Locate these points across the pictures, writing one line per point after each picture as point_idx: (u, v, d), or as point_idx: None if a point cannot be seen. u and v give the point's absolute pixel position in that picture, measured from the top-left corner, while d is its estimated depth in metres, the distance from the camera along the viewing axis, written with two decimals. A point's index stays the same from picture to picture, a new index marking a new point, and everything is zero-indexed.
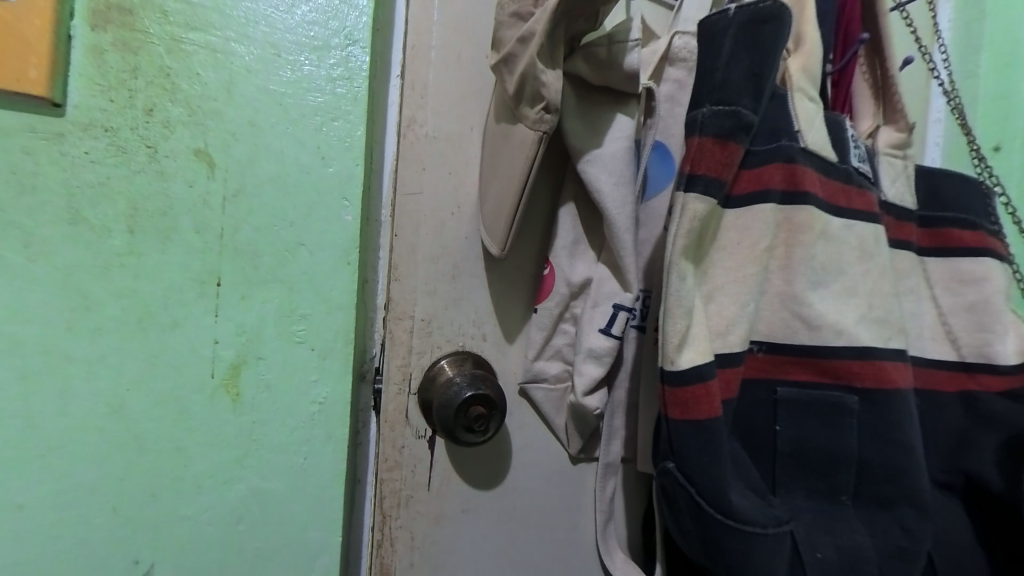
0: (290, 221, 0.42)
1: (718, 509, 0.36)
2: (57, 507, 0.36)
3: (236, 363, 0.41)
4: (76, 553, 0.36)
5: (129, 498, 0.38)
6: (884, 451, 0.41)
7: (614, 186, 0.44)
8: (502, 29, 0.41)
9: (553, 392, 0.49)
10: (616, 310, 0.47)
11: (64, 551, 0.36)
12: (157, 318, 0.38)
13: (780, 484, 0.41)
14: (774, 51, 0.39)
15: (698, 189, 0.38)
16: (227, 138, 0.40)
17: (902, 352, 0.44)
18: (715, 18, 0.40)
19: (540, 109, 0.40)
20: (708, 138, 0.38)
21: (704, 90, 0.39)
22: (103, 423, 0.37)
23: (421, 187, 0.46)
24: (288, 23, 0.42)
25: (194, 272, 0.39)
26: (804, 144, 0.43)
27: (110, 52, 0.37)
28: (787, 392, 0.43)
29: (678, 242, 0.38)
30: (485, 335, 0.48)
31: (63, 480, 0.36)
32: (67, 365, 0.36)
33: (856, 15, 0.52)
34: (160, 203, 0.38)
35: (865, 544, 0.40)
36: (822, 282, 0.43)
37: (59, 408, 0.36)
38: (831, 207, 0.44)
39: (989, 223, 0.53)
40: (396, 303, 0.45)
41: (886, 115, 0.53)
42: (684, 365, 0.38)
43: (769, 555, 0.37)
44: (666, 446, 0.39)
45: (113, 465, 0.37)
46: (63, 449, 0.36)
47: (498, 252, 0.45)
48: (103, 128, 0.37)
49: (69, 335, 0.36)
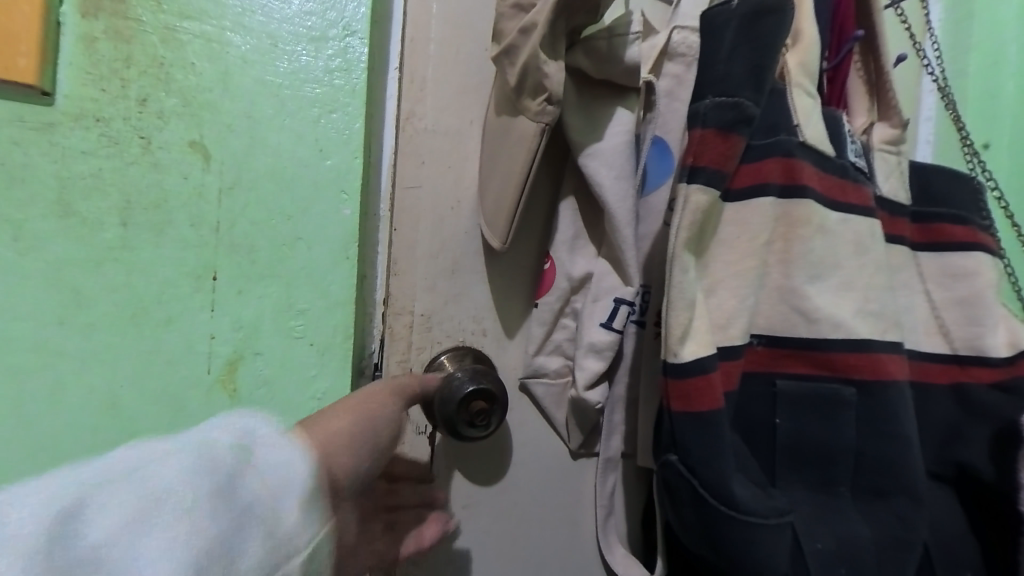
0: (287, 215, 0.42)
1: (721, 501, 0.37)
2: None
3: (233, 359, 0.41)
4: None
5: None
6: (877, 442, 0.42)
7: (614, 180, 0.45)
8: (502, 20, 0.41)
9: (553, 387, 0.49)
10: (617, 305, 0.46)
11: None
12: (152, 313, 0.40)
13: (780, 476, 0.41)
14: (776, 44, 0.38)
15: (700, 181, 0.38)
16: (224, 131, 0.41)
17: (898, 345, 0.44)
18: (717, 11, 0.41)
19: (542, 100, 0.40)
20: (711, 130, 0.38)
21: (707, 81, 0.40)
22: (105, 414, 0.39)
23: (421, 181, 0.45)
24: (285, 13, 0.43)
25: (190, 266, 0.41)
26: (803, 139, 0.44)
27: (101, 41, 0.39)
28: (786, 384, 0.43)
29: (680, 234, 0.38)
30: (484, 331, 0.48)
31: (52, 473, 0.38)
32: (70, 355, 0.38)
33: (850, 12, 0.52)
34: (155, 194, 0.40)
35: (862, 534, 0.40)
36: (820, 275, 0.43)
37: (58, 396, 0.38)
38: (828, 201, 0.44)
39: (980, 219, 0.53)
40: (395, 298, 0.45)
41: (880, 111, 0.53)
42: (687, 358, 0.38)
43: (769, 547, 0.37)
44: (669, 439, 0.39)
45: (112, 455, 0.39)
46: (56, 440, 0.38)
47: (499, 247, 0.44)
48: (94, 118, 0.39)
49: (68, 322, 0.38)
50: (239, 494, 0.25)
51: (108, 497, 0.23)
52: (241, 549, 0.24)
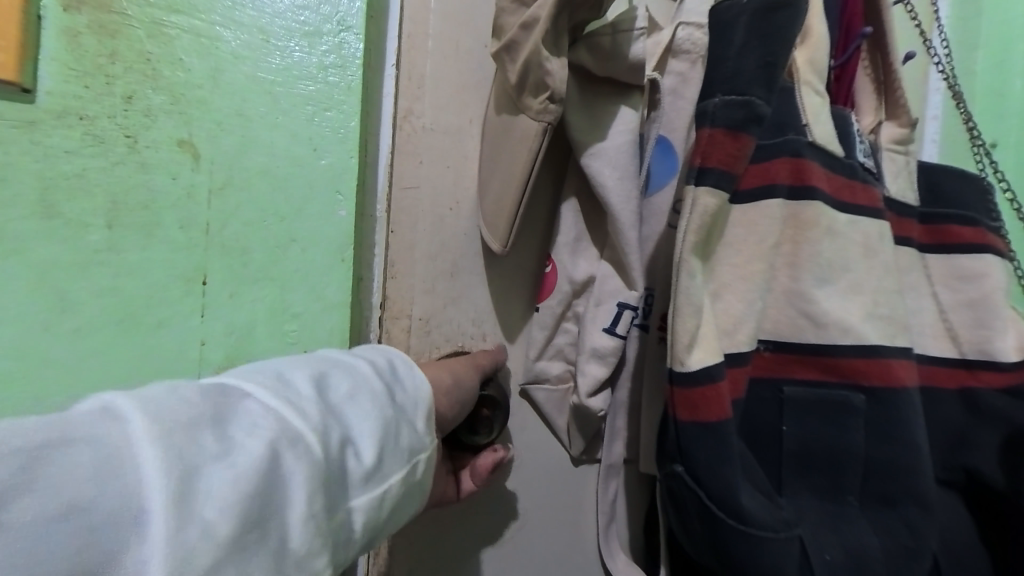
0: (280, 216, 0.41)
1: (729, 513, 0.36)
2: None
3: (225, 366, 0.40)
4: None
5: None
6: (887, 449, 0.41)
7: (619, 181, 0.43)
8: (502, 15, 0.39)
9: (554, 393, 0.47)
10: (621, 310, 0.45)
11: None
12: (145, 318, 0.38)
13: (787, 484, 0.40)
14: (787, 39, 0.37)
15: (709, 183, 0.37)
16: (214, 129, 0.40)
17: (908, 351, 0.43)
18: (725, 6, 0.39)
19: (544, 99, 0.39)
20: (720, 129, 0.37)
21: (715, 79, 0.38)
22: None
23: (419, 182, 0.43)
24: (277, 7, 0.41)
25: (179, 270, 0.39)
26: (811, 139, 0.43)
27: (85, 34, 0.38)
28: (793, 391, 0.42)
29: (688, 238, 0.37)
30: (484, 334, 0.47)
31: None
32: (51, 365, 0.37)
33: (859, 10, 0.51)
34: (143, 195, 0.39)
35: (872, 545, 0.39)
36: (829, 279, 0.42)
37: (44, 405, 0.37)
38: (837, 202, 0.43)
39: (988, 220, 0.53)
40: (393, 302, 0.42)
41: (888, 111, 0.52)
42: (694, 366, 0.36)
43: (778, 559, 0.36)
44: (674, 449, 0.38)
45: None
46: None
47: (500, 250, 0.43)
48: (77, 117, 0.38)
49: (55, 332, 0.37)
50: (399, 399, 0.33)
51: (329, 379, 0.31)
52: (404, 434, 0.32)
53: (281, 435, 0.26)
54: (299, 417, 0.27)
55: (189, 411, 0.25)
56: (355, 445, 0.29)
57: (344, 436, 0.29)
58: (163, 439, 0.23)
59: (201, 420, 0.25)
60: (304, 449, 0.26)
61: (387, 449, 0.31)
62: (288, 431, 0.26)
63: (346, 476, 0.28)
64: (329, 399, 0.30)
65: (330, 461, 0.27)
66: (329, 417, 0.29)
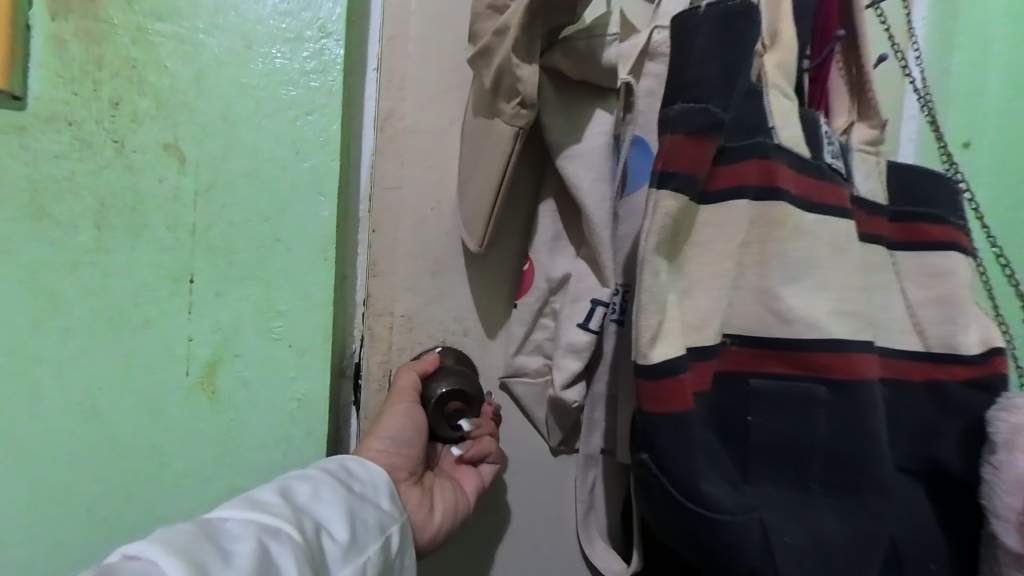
0: (263, 217, 0.42)
1: (691, 499, 0.38)
2: (50, 486, 0.40)
3: (212, 361, 0.42)
4: (53, 535, 0.40)
5: (113, 487, 0.41)
6: (852, 440, 0.42)
7: (593, 182, 0.45)
8: (478, 21, 0.41)
9: (534, 386, 0.49)
10: (594, 306, 0.46)
11: (45, 532, 0.40)
12: (131, 316, 0.41)
13: (753, 472, 0.42)
14: (747, 48, 0.39)
15: (670, 187, 0.38)
16: (200, 133, 0.41)
17: (870, 344, 0.45)
18: (687, 14, 0.40)
19: (516, 104, 0.40)
20: (681, 135, 0.38)
21: (677, 87, 0.40)
22: (83, 415, 0.40)
23: (401, 182, 0.46)
24: (259, 14, 0.42)
25: (167, 268, 0.41)
26: (779, 141, 0.44)
27: (71, 42, 0.40)
28: (759, 383, 0.44)
29: (651, 238, 0.38)
30: (466, 331, 0.49)
31: (36, 464, 0.40)
32: (48, 356, 0.40)
33: (834, 12, 0.52)
34: (132, 197, 0.41)
35: (832, 530, 0.40)
36: (797, 276, 0.44)
37: (43, 392, 0.40)
38: (805, 202, 0.45)
39: (956, 219, 0.55)
40: (375, 300, 0.47)
41: (860, 112, 0.53)
42: (655, 360, 0.38)
43: (739, 542, 0.38)
44: (642, 439, 0.40)
45: (94, 452, 0.40)
46: (38, 434, 0.40)
47: (477, 249, 0.45)
48: (66, 122, 0.40)
49: (46, 326, 0.40)
50: (356, 488, 0.38)
51: (291, 488, 0.35)
52: (370, 513, 0.37)
53: (266, 532, 0.31)
54: (276, 516, 0.32)
55: (185, 535, 0.29)
56: (329, 530, 0.34)
57: (319, 525, 0.34)
58: (173, 553, 0.27)
59: (198, 539, 0.29)
60: (289, 538, 0.31)
61: (359, 527, 0.35)
62: (265, 529, 0.31)
63: (331, 559, 0.33)
64: (297, 502, 0.35)
65: (313, 547, 0.32)
66: (302, 514, 0.34)
